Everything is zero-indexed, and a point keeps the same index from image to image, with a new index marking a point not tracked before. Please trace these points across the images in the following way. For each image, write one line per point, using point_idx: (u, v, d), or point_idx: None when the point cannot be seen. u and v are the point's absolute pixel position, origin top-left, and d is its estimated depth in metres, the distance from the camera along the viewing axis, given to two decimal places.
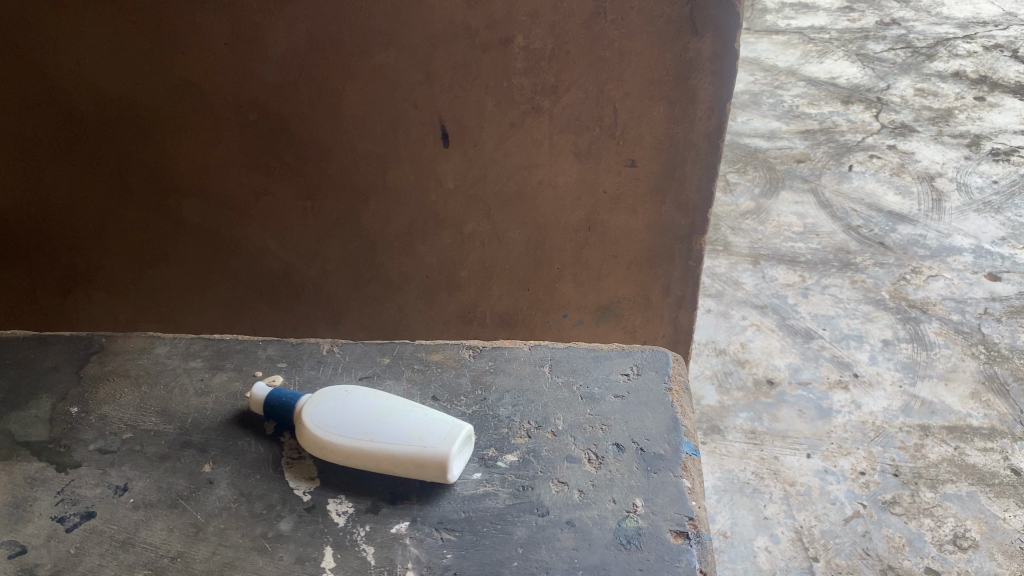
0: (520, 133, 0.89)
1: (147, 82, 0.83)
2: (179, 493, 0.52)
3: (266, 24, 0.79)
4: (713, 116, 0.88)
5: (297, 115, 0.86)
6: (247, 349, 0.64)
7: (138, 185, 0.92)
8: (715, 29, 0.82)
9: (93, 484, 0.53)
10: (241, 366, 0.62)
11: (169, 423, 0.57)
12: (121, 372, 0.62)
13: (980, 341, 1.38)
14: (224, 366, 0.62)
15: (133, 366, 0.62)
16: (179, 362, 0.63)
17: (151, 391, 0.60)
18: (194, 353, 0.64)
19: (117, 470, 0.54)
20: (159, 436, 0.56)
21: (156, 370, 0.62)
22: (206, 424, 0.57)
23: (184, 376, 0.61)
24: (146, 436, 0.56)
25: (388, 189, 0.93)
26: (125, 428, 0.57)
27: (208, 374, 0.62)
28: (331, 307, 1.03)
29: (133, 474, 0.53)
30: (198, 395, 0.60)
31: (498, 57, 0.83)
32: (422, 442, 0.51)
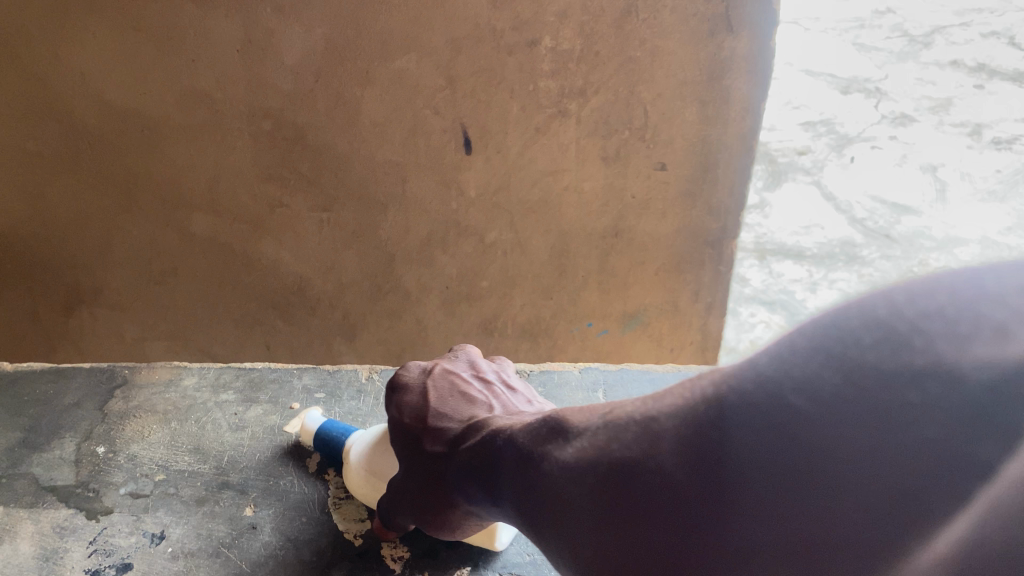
0: (545, 138, 0.85)
1: (156, 92, 0.79)
2: (221, 540, 0.49)
3: (281, 29, 0.76)
4: (747, 117, 0.85)
5: (312, 124, 0.82)
6: (281, 379, 0.63)
7: (146, 200, 0.88)
8: (750, 28, 0.78)
9: (127, 532, 0.50)
10: (276, 397, 0.61)
11: (203, 462, 0.55)
12: (148, 408, 0.60)
13: None
14: (258, 399, 0.61)
15: (160, 401, 0.61)
16: (210, 395, 0.61)
17: (182, 428, 0.58)
18: (226, 384, 0.62)
19: (153, 516, 0.51)
20: (194, 476, 0.54)
21: (185, 405, 0.60)
22: (243, 463, 0.55)
23: (217, 411, 0.60)
24: (180, 478, 0.54)
25: (408, 199, 0.89)
26: (158, 469, 0.54)
27: (242, 409, 0.60)
28: (349, 321, 1.00)
29: (169, 521, 0.50)
30: (233, 431, 0.58)
31: (524, 60, 0.79)
32: None
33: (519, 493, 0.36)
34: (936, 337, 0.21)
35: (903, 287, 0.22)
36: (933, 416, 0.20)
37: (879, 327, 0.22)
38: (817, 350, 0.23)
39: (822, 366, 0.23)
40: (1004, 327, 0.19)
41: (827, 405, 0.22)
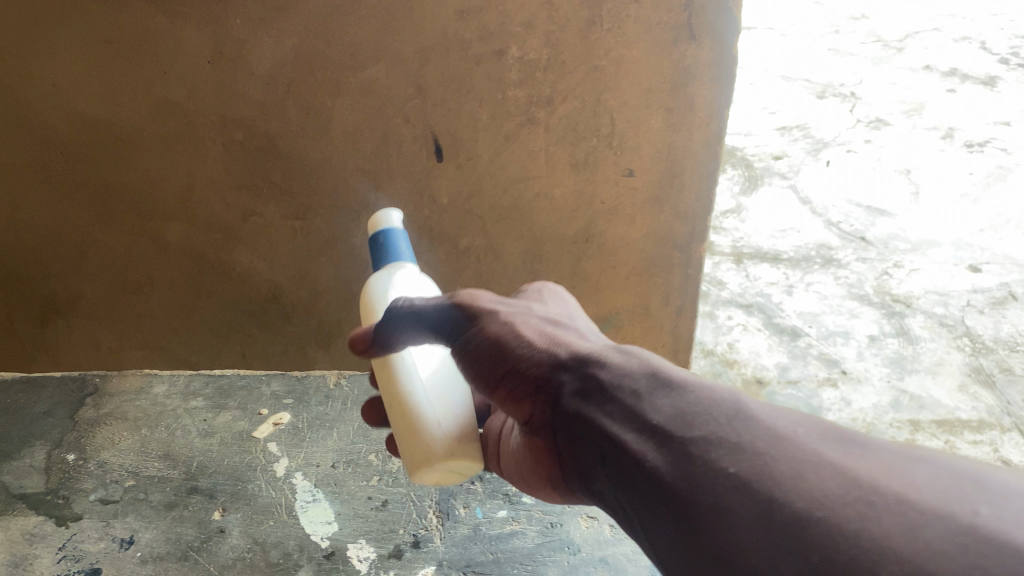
0: (515, 145, 0.87)
1: (127, 103, 0.80)
2: (188, 545, 0.70)
3: (252, 40, 0.76)
4: (712, 123, 0.85)
5: (284, 133, 0.83)
6: (247, 387, 0.88)
7: (119, 210, 0.88)
8: (713, 35, 0.79)
9: (96, 538, 0.71)
10: (243, 405, 0.86)
11: (169, 468, 0.78)
12: (120, 416, 0.85)
13: (964, 333, 1.41)
14: (225, 407, 0.86)
15: (136, 410, 0.86)
16: (178, 404, 0.87)
17: (152, 435, 0.82)
18: (195, 395, 0.88)
19: (122, 524, 0.72)
20: (158, 485, 0.76)
21: (156, 412, 0.86)
22: (205, 471, 0.77)
23: (184, 418, 0.85)
24: (145, 484, 0.76)
25: (381, 207, 0.90)
26: (125, 476, 0.77)
27: (209, 415, 0.85)
28: (324, 329, 1.00)
29: (136, 526, 0.72)
30: (200, 437, 0.82)
31: (491, 68, 0.80)
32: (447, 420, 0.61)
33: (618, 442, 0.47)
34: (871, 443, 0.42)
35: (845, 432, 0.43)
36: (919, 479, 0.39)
37: (863, 441, 0.42)
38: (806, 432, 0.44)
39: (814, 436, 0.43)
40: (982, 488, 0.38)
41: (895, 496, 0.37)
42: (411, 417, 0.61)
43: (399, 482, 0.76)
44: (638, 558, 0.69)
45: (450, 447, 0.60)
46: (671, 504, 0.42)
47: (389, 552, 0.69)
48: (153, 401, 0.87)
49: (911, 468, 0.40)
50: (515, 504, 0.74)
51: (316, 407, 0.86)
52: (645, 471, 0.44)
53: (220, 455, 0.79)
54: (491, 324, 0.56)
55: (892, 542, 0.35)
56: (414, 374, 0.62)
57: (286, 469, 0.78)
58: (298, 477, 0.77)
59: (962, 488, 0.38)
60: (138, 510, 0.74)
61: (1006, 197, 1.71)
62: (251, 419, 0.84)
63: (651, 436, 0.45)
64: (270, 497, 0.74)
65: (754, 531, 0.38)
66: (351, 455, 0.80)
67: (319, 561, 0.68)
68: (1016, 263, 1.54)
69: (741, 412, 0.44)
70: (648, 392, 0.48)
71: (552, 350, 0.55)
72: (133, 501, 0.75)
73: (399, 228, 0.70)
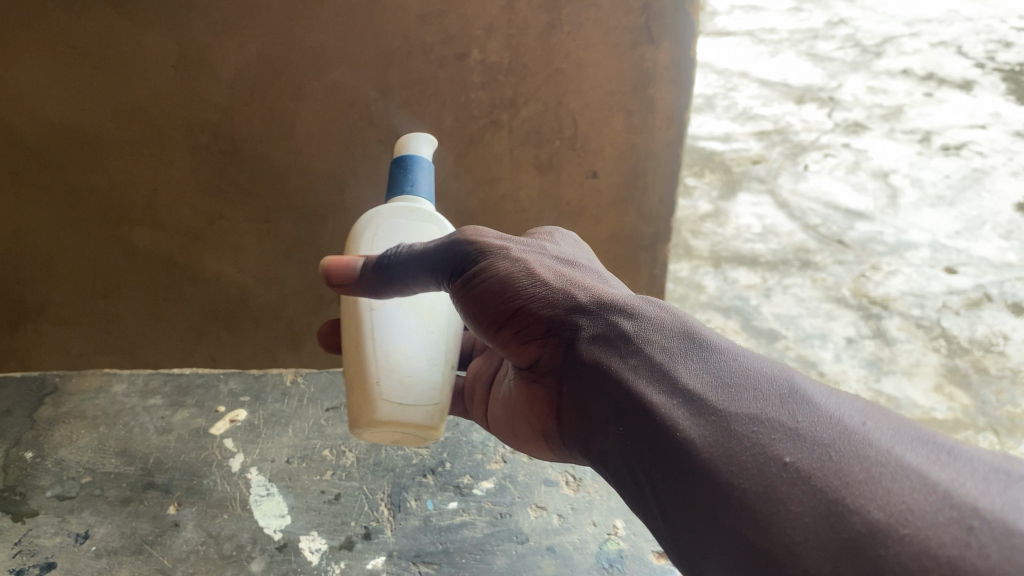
0: (480, 148, 0.88)
1: (93, 108, 0.81)
2: (145, 537, 0.70)
3: (215, 45, 0.78)
4: (672, 125, 0.87)
5: (249, 137, 0.84)
6: (207, 386, 0.88)
7: (86, 213, 0.89)
8: (671, 37, 0.82)
9: (53, 532, 0.70)
10: (203, 401, 0.86)
11: (128, 464, 0.77)
12: (77, 415, 0.84)
13: (941, 334, 1.44)
14: (186, 403, 0.86)
15: (94, 408, 0.85)
16: (138, 401, 0.86)
17: (111, 431, 0.82)
18: (154, 393, 0.87)
19: (79, 518, 0.72)
20: (117, 480, 0.75)
21: (116, 409, 0.85)
22: (166, 466, 0.77)
23: (144, 416, 0.84)
24: (104, 480, 0.76)
25: (346, 209, 0.91)
26: (84, 472, 0.77)
27: (169, 412, 0.84)
28: (293, 332, 1.01)
29: (93, 521, 0.71)
30: (160, 433, 0.81)
31: (454, 71, 0.82)
32: (392, 373, 0.65)
33: (657, 413, 0.51)
34: (916, 426, 0.46)
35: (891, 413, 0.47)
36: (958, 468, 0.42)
37: (923, 429, 0.45)
38: (850, 408, 0.47)
39: (855, 414, 0.46)
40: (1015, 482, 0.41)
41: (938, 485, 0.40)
42: (360, 377, 0.65)
43: (352, 475, 0.76)
44: (584, 547, 0.71)
45: (392, 410, 0.65)
46: (716, 491, 0.45)
47: (340, 543, 0.70)
48: (112, 400, 0.86)
49: (949, 467, 0.42)
50: (466, 495, 0.75)
51: (272, 404, 0.85)
52: (686, 445, 0.47)
53: (178, 451, 0.79)
54: (506, 260, 0.61)
55: (931, 539, 0.37)
56: (374, 333, 0.66)
57: (241, 465, 0.78)
58: (252, 472, 0.77)
59: (1012, 494, 0.40)
60: (94, 505, 0.73)
61: (981, 199, 1.73)
62: (208, 415, 0.84)
63: (699, 412, 0.49)
64: (225, 491, 0.74)
65: (810, 533, 0.40)
66: (306, 449, 0.79)
67: (272, 553, 0.69)
68: (991, 266, 1.57)
69: (798, 393, 0.48)
70: (701, 370, 0.52)
71: (567, 293, 0.61)
72: (89, 497, 0.74)
73: (423, 159, 0.73)
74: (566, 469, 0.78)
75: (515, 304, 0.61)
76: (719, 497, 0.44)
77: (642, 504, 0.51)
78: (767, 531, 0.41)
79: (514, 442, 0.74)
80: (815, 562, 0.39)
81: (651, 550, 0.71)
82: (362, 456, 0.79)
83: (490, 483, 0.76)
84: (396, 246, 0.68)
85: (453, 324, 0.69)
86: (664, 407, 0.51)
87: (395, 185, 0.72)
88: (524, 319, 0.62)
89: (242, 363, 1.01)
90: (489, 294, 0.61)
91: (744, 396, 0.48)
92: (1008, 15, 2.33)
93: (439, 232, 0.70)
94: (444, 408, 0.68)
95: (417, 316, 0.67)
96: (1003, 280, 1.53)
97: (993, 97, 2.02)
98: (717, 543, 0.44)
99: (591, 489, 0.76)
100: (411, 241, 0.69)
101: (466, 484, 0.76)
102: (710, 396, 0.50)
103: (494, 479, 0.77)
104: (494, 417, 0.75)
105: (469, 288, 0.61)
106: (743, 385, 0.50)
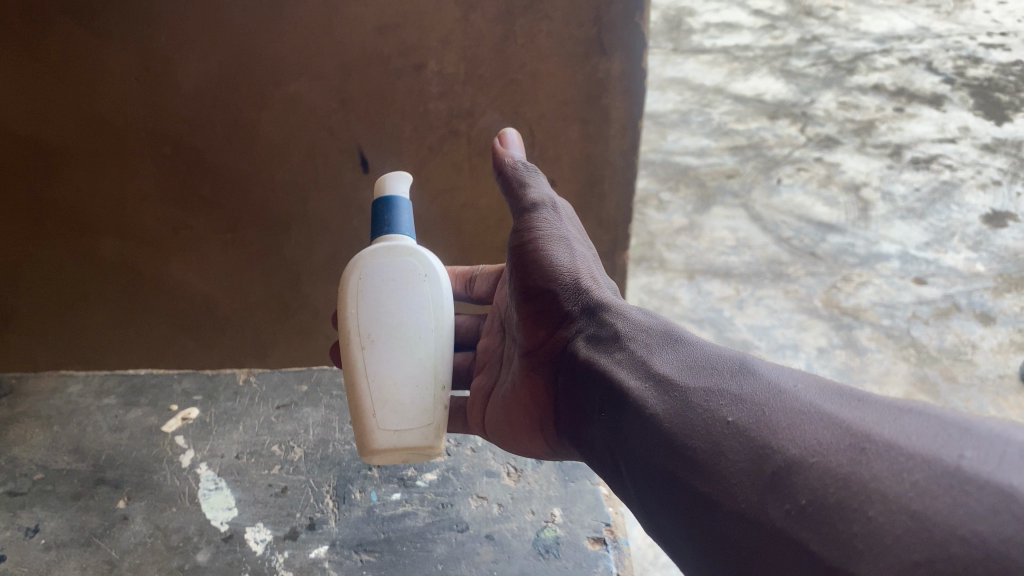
0: (440, 156, 0.91)
1: (57, 118, 0.82)
2: (95, 530, 0.74)
3: (177, 57, 0.79)
4: (627, 133, 0.91)
5: (212, 148, 0.86)
6: (163, 385, 0.93)
7: (52, 223, 0.89)
8: (622, 49, 0.84)
9: (6, 526, 0.75)
10: (156, 401, 0.90)
11: (81, 461, 0.82)
12: (34, 414, 0.88)
13: (911, 343, 1.47)
14: (138, 402, 0.90)
15: (48, 406, 0.89)
16: (93, 400, 0.90)
17: (64, 429, 0.86)
18: (108, 393, 0.91)
19: (29, 513, 0.76)
20: (70, 475, 0.80)
21: (70, 408, 0.89)
22: (116, 462, 0.82)
23: (100, 414, 0.88)
24: (57, 476, 0.80)
25: (309, 219, 0.93)
26: (38, 469, 0.81)
27: (124, 411, 0.89)
28: (258, 340, 1.03)
29: (43, 516, 0.76)
30: (113, 430, 0.86)
31: (411, 82, 0.85)
32: (384, 405, 0.62)
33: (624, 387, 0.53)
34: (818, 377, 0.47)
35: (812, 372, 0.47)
36: (869, 404, 0.42)
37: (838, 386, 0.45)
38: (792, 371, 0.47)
39: (788, 373, 0.47)
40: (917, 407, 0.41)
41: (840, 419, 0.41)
42: (357, 413, 0.63)
43: (299, 470, 0.81)
44: (522, 533, 0.74)
45: (389, 437, 0.62)
46: (672, 454, 0.46)
47: (285, 534, 0.74)
48: (67, 399, 0.90)
49: (860, 407, 0.42)
50: (409, 487, 0.79)
51: (225, 402, 0.90)
52: (649, 416, 0.49)
53: (129, 447, 0.83)
54: (557, 241, 0.69)
55: (832, 464, 0.39)
56: (367, 370, 0.63)
57: (192, 460, 0.82)
58: (201, 468, 0.81)
59: (908, 419, 0.40)
60: (45, 501, 0.77)
61: (950, 211, 1.75)
62: (161, 414, 0.88)
63: (664, 390, 0.50)
64: (174, 486, 0.79)
65: (745, 477, 0.42)
66: (254, 446, 0.84)
67: (218, 544, 0.73)
68: (959, 276, 1.60)
69: (748, 365, 0.49)
70: (673, 357, 0.53)
71: (582, 285, 0.66)
72: (40, 493, 0.78)
73: (403, 197, 0.69)
74: (508, 461, 0.82)
75: (543, 284, 0.67)
76: (673, 459, 0.46)
77: (618, 482, 0.52)
78: (710, 481, 0.43)
79: (512, 445, 0.74)
80: (747, 499, 0.41)
81: (585, 537, 0.74)
82: (309, 451, 0.83)
83: (433, 475, 0.80)
84: (381, 283, 0.65)
85: (444, 347, 0.65)
86: (635, 387, 0.52)
87: (376, 229, 0.69)
88: (543, 301, 0.67)
89: (207, 366, 1.02)
90: (531, 270, 0.68)
91: (705, 374, 0.50)
92: (978, 31, 2.37)
93: (419, 260, 0.66)
94: (443, 425, 0.64)
95: (405, 348, 0.63)
96: (971, 290, 1.56)
97: (962, 112, 2.05)
98: (671, 501, 0.45)
99: (531, 479, 0.80)
100: (395, 276, 0.65)
101: (410, 476, 0.80)
102: (667, 372, 0.52)
103: (438, 471, 0.81)
104: (490, 420, 0.75)
105: (519, 260, 0.69)
106: (706, 364, 0.51)
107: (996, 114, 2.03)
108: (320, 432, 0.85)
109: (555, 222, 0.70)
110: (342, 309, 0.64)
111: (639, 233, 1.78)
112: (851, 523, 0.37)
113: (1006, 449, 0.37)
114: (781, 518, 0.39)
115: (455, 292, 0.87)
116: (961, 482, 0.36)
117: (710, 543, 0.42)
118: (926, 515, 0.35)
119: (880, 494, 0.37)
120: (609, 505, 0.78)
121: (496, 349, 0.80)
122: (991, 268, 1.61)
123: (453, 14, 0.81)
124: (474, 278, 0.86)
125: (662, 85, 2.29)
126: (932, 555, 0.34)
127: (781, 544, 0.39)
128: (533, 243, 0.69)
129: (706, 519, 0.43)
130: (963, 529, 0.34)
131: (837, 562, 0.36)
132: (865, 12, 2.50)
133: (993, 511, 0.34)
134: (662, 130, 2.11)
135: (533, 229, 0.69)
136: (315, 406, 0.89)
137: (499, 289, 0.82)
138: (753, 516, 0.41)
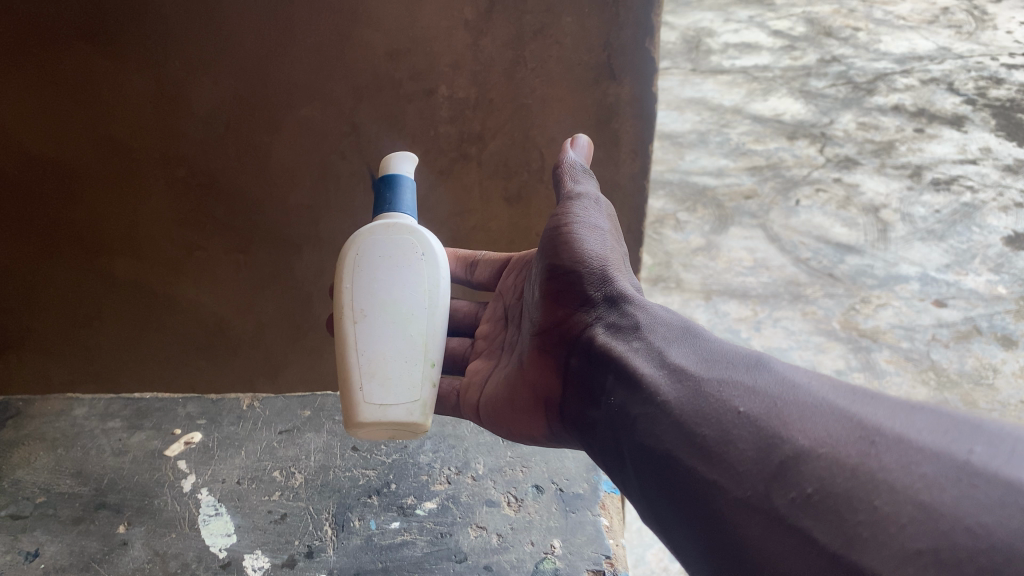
0: (450, 180, 0.91)
1: (73, 142, 0.82)
2: (93, 556, 0.75)
3: (190, 82, 0.80)
4: (637, 157, 0.91)
5: (230, 167, 0.86)
6: (166, 410, 0.94)
7: (67, 242, 0.89)
8: (632, 74, 0.85)
9: (7, 550, 0.76)
10: (160, 425, 0.91)
11: (83, 486, 0.82)
12: (38, 437, 0.89)
13: (930, 367, 1.45)
14: (144, 425, 0.91)
15: (54, 431, 0.90)
16: (97, 424, 0.91)
17: (67, 453, 0.87)
18: (114, 417, 0.93)
19: (30, 537, 0.77)
20: (70, 500, 0.80)
21: (74, 433, 0.90)
22: (117, 487, 0.82)
23: (104, 437, 0.89)
24: (57, 501, 0.80)
25: (323, 240, 0.92)
26: (38, 494, 0.81)
27: (127, 434, 0.90)
28: (269, 360, 1.00)
29: (42, 540, 0.76)
30: (117, 454, 0.86)
31: (422, 107, 0.85)
32: (370, 377, 0.64)
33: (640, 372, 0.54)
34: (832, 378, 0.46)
35: (815, 371, 0.47)
36: (883, 399, 0.43)
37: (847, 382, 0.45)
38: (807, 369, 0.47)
39: (801, 372, 0.47)
40: (923, 405, 0.41)
41: (853, 417, 0.42)
42: (344, 385, 0.64)
43: (299, 496, 0.81)
44: (522, 565, 0.74)
45: (373, 409, 0.63)
46: (680, 440, 0.47)
47: (283, 562, 0.74)
48: (72, 422, 0.91)
49: (871, 403, 0.42)
50: (408, 516, 0.79)
51: (228, 426, 0.91)
52: (660, 403, 0.50)
53: (132, 472, 0.84)
54: (590, 230, 0.67)
55: (842, 454, 0.40)
56: (357, 342, 0.65)
57: (193, 485, 0.83)
58: (202, 493, 0.82)
59: (919, 415, 0.41)
60: (46, 525, 0.78)
61: (971, 233, 1.73)
62: (164, 438, 0.89)
63: (677, 377, 0.51)
64: (175, 511, 0.79)
65: (752, 464, 0.43)
66: (256, 471, 0.84)
67: (216, 571, 0.73)
68: (980, 299, 1.58)
69: (762, 360, 0.49)
70: (687, 349, 0.54)
71: (607, 272, 0.65)
72: (41, 516, 0.79)
73: (407, 176, 0.73)
74: (509, 490, 0.82)
75: (567, 270, 0.66)
76: (680, 445, 0.47)
77: (621, 473, 0.53)
78: (716, 467, 0.44)
79: (507, 433, 0.74)
80: (752, 487, 0.42)
81: (585, 569, 0.74)
82: (310, 478, 0.83)
83: (433, 504, 0.80)
84: (378, 259, 0.67)
85: (435, 327, 0.67)
86: (649, 375, 0.53)
87: (378, 206, 0.72)
88: (563, 285, 0.67)
89: (224, 391, 1.00)
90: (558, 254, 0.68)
91: (719, 365, 0.50)
92: (1000, 53, 2.35)
93: (419, 239, 0.69)
94: (429, 402, 0.65)
95: (397, 324, 0.65)
96: (992, 313, 1.54)
97: (984, 133, 2.03)
98: (676, 489, 0.46)
99: (531, 509, 0.80)
100: (394, 254, 0.68)
101: (410, 504, 0.80)
102: (684, 366, 0.52)
103: (437, 500, 0.81)
104: (488, 400, 0.74)
105: (550, 244, 0.68)
106: (721, 358, 0.51)
107: (1018, 135, 2.02)
108: (321, 458, 0.86)
109: (592, 214, 0.69)
110: (338, 284, 0.67)
111: (655, 253, 1.77)
112: (856, 511, 0.38)
113: (1014, 445, 0.37)
114: (786, 506, 0.40)
115: (455, 274, 0.86)
116: (968, 476, 0.36)
117: (713, 530, 0.43)
118: (934, 505, 0.36)
119: (888, 485, 0.38)
120: (609, 537, 0.77)
121: (498, 337, 0.80)
122: (1013, 291, 1.59)
123: (463, 40, 0.82)
124: (477, 263, 0.85)
125: (680, 105, 2.28)
126: (937, 544, 0.35)
127: (784, 530, 0.40)
128: (564, 228, 0.67)
129: (709, 511, 0.43)
130: (970, 520, 0.35)
131: (841, 549, 0.37)
132: (885, 33, 2.49)
133: (1001, 503, 0.35)
134: (680, 150, 2.10)
135: (570, 215, 0.68)
136: (317, 432, 0.89)
137: (506, 278, 0.82)
138: (757, 503, 0.41)
